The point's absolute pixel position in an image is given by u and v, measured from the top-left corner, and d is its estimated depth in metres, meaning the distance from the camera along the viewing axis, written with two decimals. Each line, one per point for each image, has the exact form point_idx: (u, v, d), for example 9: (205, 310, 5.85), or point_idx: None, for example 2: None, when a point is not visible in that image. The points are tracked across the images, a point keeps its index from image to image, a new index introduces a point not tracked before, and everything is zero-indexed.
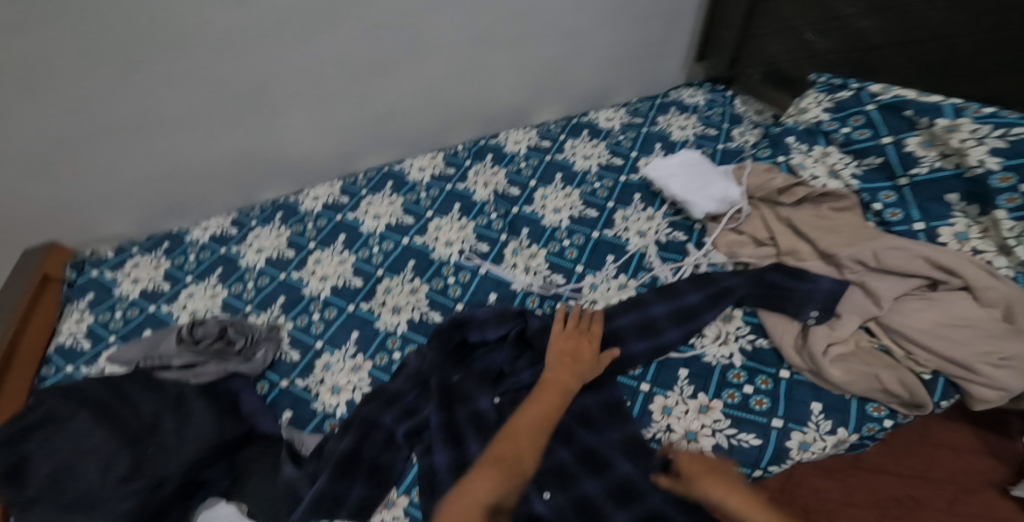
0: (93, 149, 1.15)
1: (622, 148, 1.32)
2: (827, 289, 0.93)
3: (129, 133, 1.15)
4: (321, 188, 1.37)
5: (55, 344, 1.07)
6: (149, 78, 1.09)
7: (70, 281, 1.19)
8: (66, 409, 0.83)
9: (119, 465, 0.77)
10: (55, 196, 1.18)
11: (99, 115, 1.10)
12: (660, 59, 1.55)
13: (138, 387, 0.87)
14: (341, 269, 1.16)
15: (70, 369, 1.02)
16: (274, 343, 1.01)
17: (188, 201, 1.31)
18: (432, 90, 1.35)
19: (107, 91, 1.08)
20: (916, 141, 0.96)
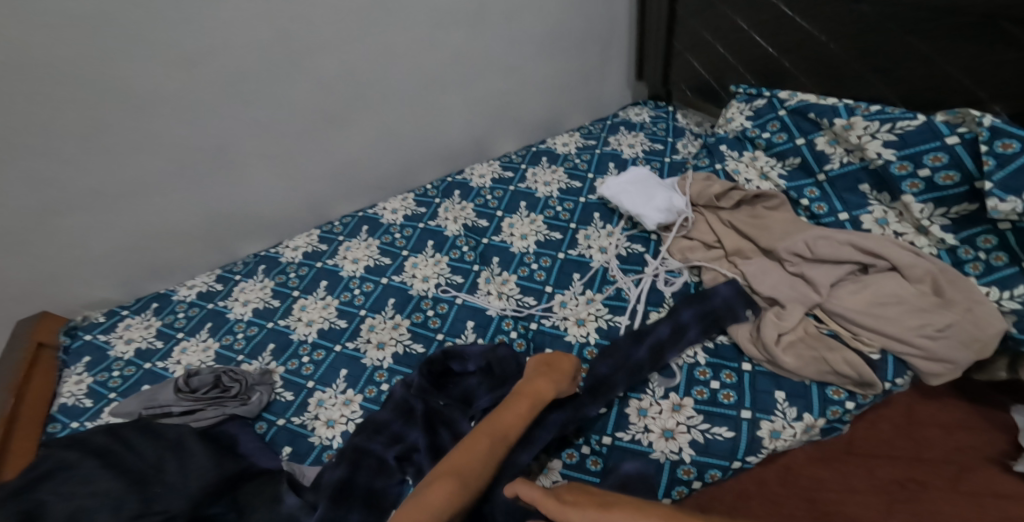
0: (74, 218, 1.20)
1: (579, 171, 1.41)
2: (725, 294, 1.03)
3: (108, 199, 1.21)
4: (300, 238, 1.44)
5: (58, 404, 1.11)
6: (123, 147, 1.16)
7: (65, 346, 1.22)
8: (72, 460, 0.87)
9: (128, 505, 0.80)
10: (42, 268, 1.24)
11: (79, 184, 1.16)
12: (602, 84, 1.67)
13: (139, 434, 0.91)
14: (325, 313, 1.22)
15: (75, 424, 1.06)
16: (267, 387, 1.06)
17: (173, 263, 1.37)
18: (392, 134, 1.44)
19: (86, 161, 1.14)
20: (823, 140, 1.08)
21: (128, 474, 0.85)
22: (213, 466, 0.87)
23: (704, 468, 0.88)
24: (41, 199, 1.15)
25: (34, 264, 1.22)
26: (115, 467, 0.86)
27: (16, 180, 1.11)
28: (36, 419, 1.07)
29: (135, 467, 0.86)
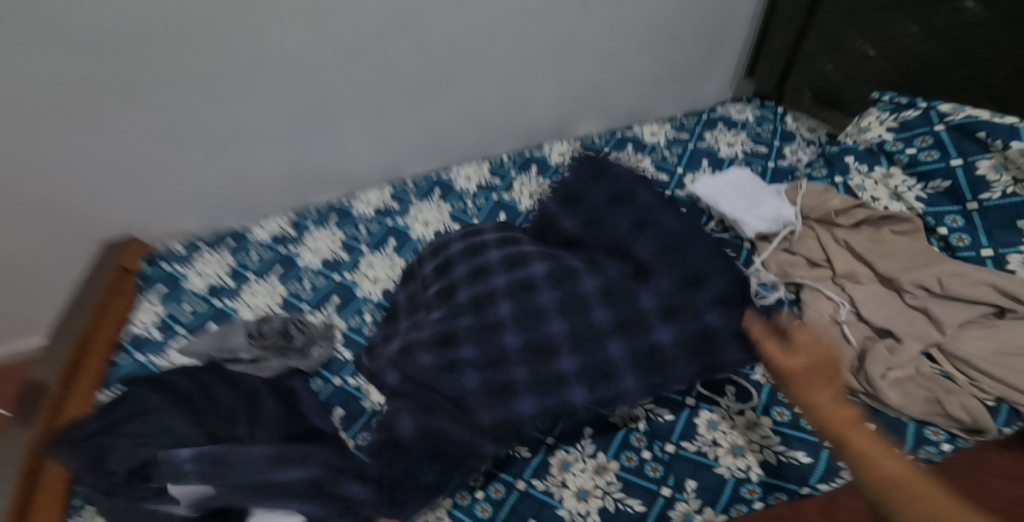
0: (171, 154, 1.23)
1: (667, 164, 1.32)
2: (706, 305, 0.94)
3: (206, 139, 1.23)
4: (372, 192, 1.42)
5: (127, 333, 1.15)
6: (227, 93, 1.16)
7: (144, 272, 1.26)
8: (147, 400, 0.84)
9: None
10: (137, 197, 1.29)
11: (181, 123, 1.18)
12: (704, 82, 1.55)
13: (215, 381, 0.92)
14: (391, 272, 1.23)
15: (140, 358, 1.11)
16: (328, 342, 1.09)
17: (252, 204, 1.40)
18: (479, 106, 1.40)
19: (190, 102, 1.15)
20: (987, 165, 0.95)
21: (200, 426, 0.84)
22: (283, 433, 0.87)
23: (770, 490, 0.83)
24: (144, 133, 1.17)
25: (129, 191, 1.27)
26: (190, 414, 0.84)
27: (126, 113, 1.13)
28: (104, 354, 1.10)
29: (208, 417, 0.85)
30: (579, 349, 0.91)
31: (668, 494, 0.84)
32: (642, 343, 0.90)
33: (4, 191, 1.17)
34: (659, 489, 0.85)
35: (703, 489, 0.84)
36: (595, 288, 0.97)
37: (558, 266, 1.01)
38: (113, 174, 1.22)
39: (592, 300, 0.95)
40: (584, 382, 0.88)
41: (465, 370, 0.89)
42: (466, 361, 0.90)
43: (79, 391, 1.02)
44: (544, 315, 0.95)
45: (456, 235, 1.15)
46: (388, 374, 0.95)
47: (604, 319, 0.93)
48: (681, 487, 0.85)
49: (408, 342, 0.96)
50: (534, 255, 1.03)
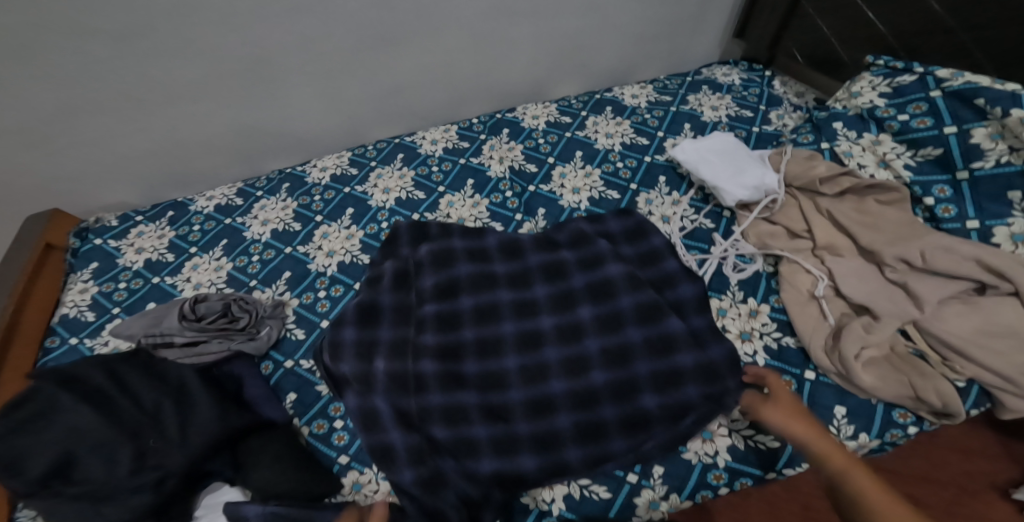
0: (92, 119, 1.10)
1: (648, 127, 1.24)
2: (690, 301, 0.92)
3: (133, 104, 1.11)
4: (329, 158, 1.34)
5: (59, 315, 1.07)
6: (151, 51, 1.04)
7: (73, 248, 1.17)
8: (63, 403, 0.82)
9: (122, 462, 0.78)
10: (57, 171, 1.15)
11: (103, 87, 1.06)
12: (692, 37, 1.44)
13: (141, 377, 0.87)
14: (348, 245, 1.14)
15: (73, 341, 1.03)
16: (277, 321, 1.02)
17: (194, 173, 1.29)
18: (441, 63, 1.28)
19: (112, 61, 1.03)
20: (983, 133, 0.89)
21: (122, 427, 0.81)
22: (215, 420, 0.83)
23: (735, 476, 0.81)
24: (64, 96, 1.05)
25: (47, 165, 1.14)
26: (109, 414, 0.82)
27: (41, 78, 1.01)
28: (35, 337, 1.04)
29: (130, 416, 0.83)
30: (578, 406, 0.84)
31: (635, 481, 0.80)
32: (632, 407, 0.83)
33: None
34: (625, 475, 0.81)
35: (670, 474, 0.80)
36: (598, 346, 0.88)
37: (565, 320, 0.92)
38: (21, 137, 1.08)
39: (587, 327, 0.91)
40: (572, 407, 0.84)
41: (472, 420, 0.83)
42: (472, 408, 0.85)
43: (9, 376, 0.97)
44: (547, 372, 0.87)
45: (461, 249, 1.02)
46: (375, 401, 0.84)
47: (603, 381, 0.85)
48: (647, 473, 0.81)
49: (406, 372, 0.87)
50: (544, 304, 0.95)
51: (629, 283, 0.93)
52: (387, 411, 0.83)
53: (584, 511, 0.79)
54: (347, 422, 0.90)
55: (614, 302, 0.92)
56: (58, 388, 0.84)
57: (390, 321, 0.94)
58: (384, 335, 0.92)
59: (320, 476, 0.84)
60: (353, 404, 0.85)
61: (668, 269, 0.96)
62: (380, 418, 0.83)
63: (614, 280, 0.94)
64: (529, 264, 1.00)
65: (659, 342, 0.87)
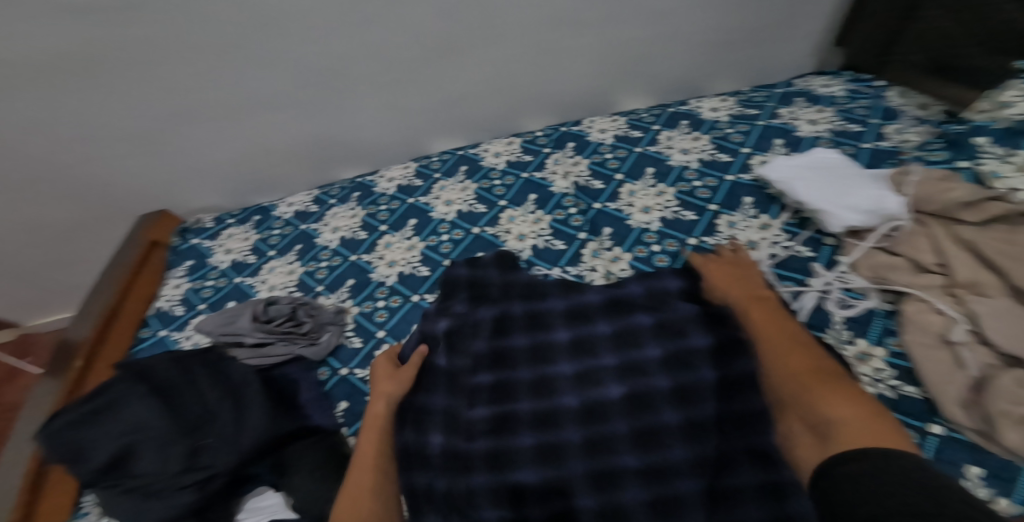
0: (191, 129, 1.22)
1: (731, 143, 1.13)
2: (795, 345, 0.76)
3: (222, 111, 1.20)
4: (396, 169, 1.33)
5: (154, 308, 1.15)
6: (236, 64, 1.12)
7: (176, 246, 1.28)
8: (134, 392, 0.84)
9: (177, 457, 0.78)
10: (162, 175, 1.31)
11: (193, 95, 1.16)
12: (775, 48, 1.31)
13: (206, 373, 0.88)
14: (408, 256, 1.11)
15: (163, 333, 1.10)
16: (337, 328, 1.01)
17: (274, 179, 1.36)
18: (506, 73, 1.25)
19: (201, 69, 1.12)
20: None
21: (183, 422, 0.82)
22: (265, 424, 0.82)
23: None
24: (164, 105, 1.17)
25: (148, 166, 1.28)
26: (173, 406, 0.83)
27: (146, 88, 1.13)
28: (130, 327, 1.12)
29: (192, 412, 0.83)
30: (642, 447, 0.75)
31: None
32: (707, 447, 0.72)
33: (46, 163, 1.24)
34: None
35: None
36: (666, 384, 0.77)
37: (628, 359, 0.81)
38: (135, 141, 1.23)
39: (651, 366, 0.80)
40: (635, 448, 0.75)
41: (522, 463, 0.77)
42: (524, 450, 0.77)
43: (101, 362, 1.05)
44: (608, 411, 0.78)
45: (522, 282, 0.96)
46: (429, 439, 0.81)
47: (673, 421, 0.75)
48: None
49: (458, 414, 0.83)
50: (604, 341, 0.84)
51: (702, 321, 0.81)
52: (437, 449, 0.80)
53: None
54: None
55: (685, 341, 0.80)
56: (133, 379, 0.85)
57: (444, 347, 0.89)
58: (440, 365, 0.88)
59: None
60: (397, 439, 0.81)
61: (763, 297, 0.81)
62: (427, 456, 0.79)
63: (686, 318, 0.82)
64: (589, 301, 0.90)
65: (737, 382, 0.74)
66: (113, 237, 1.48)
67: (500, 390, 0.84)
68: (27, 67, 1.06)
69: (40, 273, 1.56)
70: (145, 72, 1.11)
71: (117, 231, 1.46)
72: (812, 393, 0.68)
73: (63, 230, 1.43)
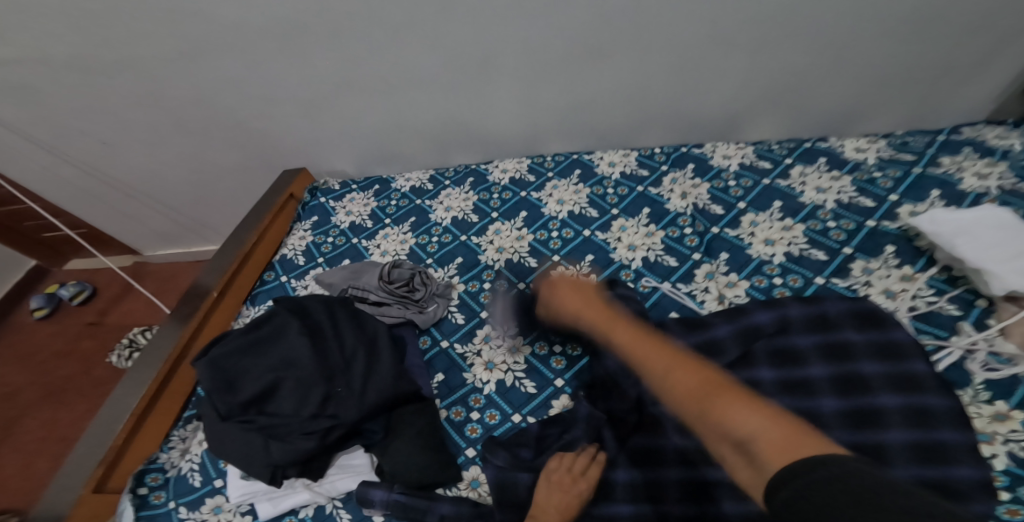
0: (345, 99, 1.32)
1: (876, 188, 1.07)
2: (933, 404, 0.74)
3: (377, 86, 1.28)
4: (510, 162, 1.37)
5: (280, 255, 1.27)
6: (400, 44, 1.19)
7: (305, 202, 1.38)
8: (289, 331, 0.92)
9: (312, 401, 0.84)
10: (307, 134, 1.43)
11: (356, 68, 1.25)
12: (943, 96, 1.23)
13: (347, 317, 0.95)
14: (518, 245, 1.15)
15: (284, 279, 1.21)
16: (443, 301, 1.06)
17: (399, 153, 1.45)
18: (645, 86, 1.25)
19: (371, 48, 1.20)
20: None
21: (323, 367, 0.87)
22: (390, 384, 0.86)
23: None
24: (333, 78, 1.27)
25: (300, 125, 1.41)
26: (317, 350, 0.89)
27: (319, 56, 1.23)
28: (253, 274, 1.23)
29: (332, 358, 0.89)
30: None
31: None
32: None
33: (220, 110, 1.39)
34: None
35: None
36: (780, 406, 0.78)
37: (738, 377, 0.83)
38: (300, 106, 1.35)
39: (764, 387, 0.81)
40: None
41: (619, 462, 0.79)
42: (623, 449, 0.80)
43: (226, 305, 1.16)
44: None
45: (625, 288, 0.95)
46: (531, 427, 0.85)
47: None
48: None
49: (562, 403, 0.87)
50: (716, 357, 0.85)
51: (820, 354, 0.82)
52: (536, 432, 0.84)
53: None
54: (483, 417, 0.89)
55: (802, 369, 0.81)
56: (288, 315, 0.94)
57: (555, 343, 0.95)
58: None
59: (444, 465, 0.83)
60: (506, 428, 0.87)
61: (893, 338, 0.81)
62: (528, 435, 0.84)
63: (802, 349, 0.83)
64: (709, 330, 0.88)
65: (859, 413, 0.74)
66: (248, 184, 1.63)
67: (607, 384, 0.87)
68: (230, 29, 1.19)
69: (183, 205, 1.75)
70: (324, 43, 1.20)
71: (254, 179, 1.62)
72: (716, 408, 0.59)
73: (211, 170, 1.60)
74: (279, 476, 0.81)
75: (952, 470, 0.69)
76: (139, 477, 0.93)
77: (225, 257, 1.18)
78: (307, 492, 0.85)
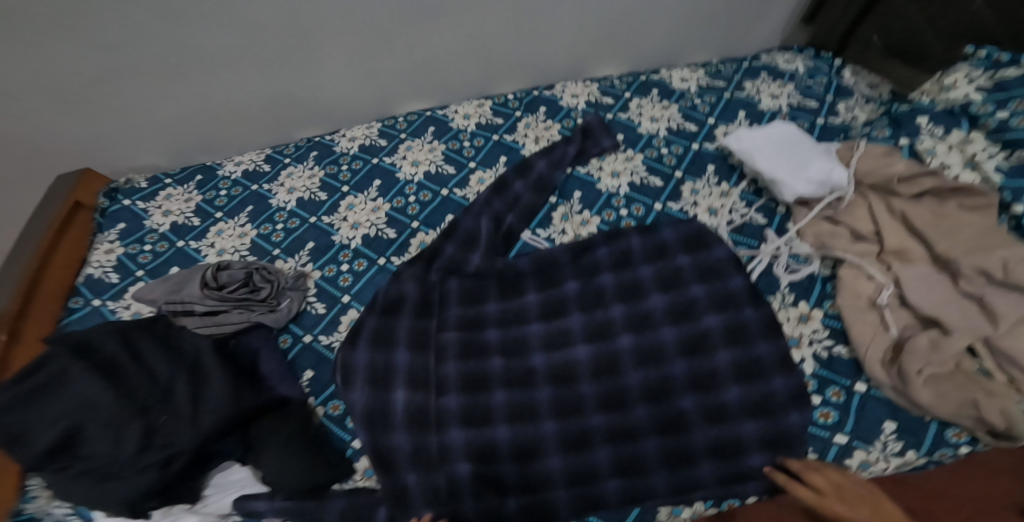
0: (127, 83, 1.08)
1: (697, 113, 1.16)
2: (750, 319, 0.84)
3: (172, 67, 1.08)
4: (358, 128, 1.27)
5: (83, 275, 1.05)
6: (184, 12, 1.00)
7: (101, 208, 1.14)
8: (73, 371, 0.77)
9: (130, 439, 0.74)
10: (78, 136, 1.14)
11: (136, 48, 1.03)
12: (747, 23, 1.35)
13: (155, 351, 0.83)
14: (374, 217, 1.09)
15: (97, 303, 1.01)
16: (299, 293, 0.98)
17: (223, 139, 1.25)
18: (480, 38, 1.21)
19: (145, 23, 1.00)
20: None
21: (131, 402, 0.77)
22: (226, 400, 0.79)
23: None
24: (104, 60, 1.03)
25: (68, 129, 1.12)
26: (117, 386, 0.77)
27: (77, 34, 0.98)
28: (56, 296, 1.01)
29: (140, 392, 0.78)
30: (607, 407, 0.80)
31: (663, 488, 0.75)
32: (667, 407, 0.79)
33: None
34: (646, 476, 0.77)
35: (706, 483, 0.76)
36: (630, 343, 0.84)
37: (594, 318, 0.87)
38: (55, 100, 1.07)
39: (618, 325, 0.86)
40: (602, 407, 0.80)
41: (496, 421, 0.80)
42: (497, 408, 0.81)
43: (29, 334, 0.94)
44: (577, 371, 0.83)
45: (466, 230, 0.98)
46: (393, 397, 0.81)
47: (636, 383, 0.81)
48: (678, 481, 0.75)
49: (427, 369, 0.84)
50: (572, 301, 0.89)
51: (658, 285, 0.89)
52: (401, 407, 0.80)
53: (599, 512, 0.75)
54: None
55: (644, 302, 0.88)
56: (69, 357, 0.78)
57: (411, 311, 0.89)
58: (401, 329, 0.87)
59: (328, 463, 0.79)
60: (361, 399, 0.81)
61: (716, 256, 0.90)
62: (392, 416, 0.79)
63: (644, 282, 0.90)
64: (567, 291, 0.90)
65: (692, 340, 0.83)
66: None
67: (469, 345, 0.86)
68: None
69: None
70: (80, 20, 0.97)
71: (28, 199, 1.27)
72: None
73: None
74: (142, 509, 0.74)
75: (772, 384, 0.79)
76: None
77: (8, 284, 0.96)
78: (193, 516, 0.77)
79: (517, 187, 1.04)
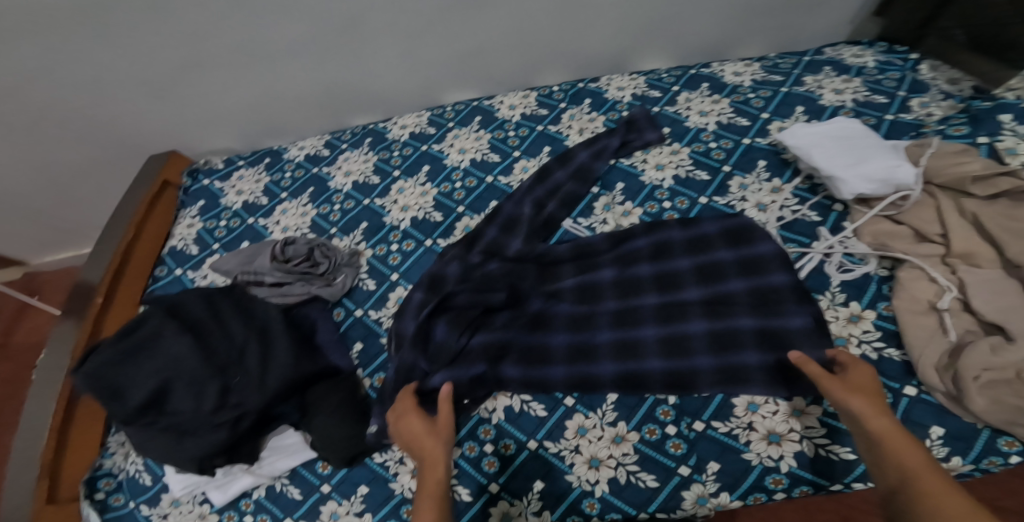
0: (209, 72, 1.19)
1: (750, 108, 1.13)
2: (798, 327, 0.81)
3: (245, 58, 1.17)
4: (410, 117, 1.32)
5: (168, 246, 1.17)
6: (250, 7, 1.08)
7: (185, 187, 1.27)
8: (166, 332, 0.86)
9: (209, 395, 0.82)
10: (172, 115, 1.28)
11: (211, 42, 1.12)
12: (806, 13, 1.29)
13: (233, 313, 0.91)
14: (422, 201, 1.13)
15: (178, 272, 1.11)
16: (352, 270, 1.04)
17: (287, 125, 1.34)
18: (523, 29, 1.21)
19: (220, 22, 1.09)
20: None
21: (212, 363, 0.85)
22: (290, 364, 0.85)
23: (796, 482, 0.72)
24: (183, 51, 1.13)
25: (162, 109, 1.26)
26: (200, 345, 0.85)
27: (159, 28, 1.09)
28: (144, 269, 1.14)
29: (222, 352, 0.86)
30: (626, 389, 0.82)
31: (687, 474, 0.74)
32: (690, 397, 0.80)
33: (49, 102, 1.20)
34: (677, 467, 0.75)
35: (725, 472, 0.74)
36: (655, 334, 0.85)
37: (627, 304, 0.90)
38: (150, 87, 1.20)
39: (645, 313, 0.88)
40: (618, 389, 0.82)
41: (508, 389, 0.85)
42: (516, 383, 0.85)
43: (119, 305, 1.06)
44: (594, 352, 0.86)
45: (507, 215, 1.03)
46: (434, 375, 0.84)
47: (658, 368, 0.82)
48: (701, 469, 0.74)
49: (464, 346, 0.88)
50: (608, 287, 0.92)
51: (697, 277, 0.90)
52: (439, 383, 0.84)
53: (625, 497, 0.74)
54: None
55: (680, 292, 0.89)
56: (164, 317, 0.88)
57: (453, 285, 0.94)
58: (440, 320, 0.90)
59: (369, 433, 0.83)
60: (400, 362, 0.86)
61: (759, 252, 0.89)
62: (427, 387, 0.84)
63: (681, 272, 0.91)
64: (601, 278, 0.93)
65: (722, 335, 0.82)
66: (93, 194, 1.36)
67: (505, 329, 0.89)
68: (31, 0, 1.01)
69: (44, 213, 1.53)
70: (161, 16, 1.07)
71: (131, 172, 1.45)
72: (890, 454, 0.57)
73: (74, 167, 1.40)
74: (208, 466, 0.81)
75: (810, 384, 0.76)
76: (89, 484, 0.87)
77: (107, 254, 1.07)
78: (249, 476, 0.83)
79: (558, 177, 1.07)
